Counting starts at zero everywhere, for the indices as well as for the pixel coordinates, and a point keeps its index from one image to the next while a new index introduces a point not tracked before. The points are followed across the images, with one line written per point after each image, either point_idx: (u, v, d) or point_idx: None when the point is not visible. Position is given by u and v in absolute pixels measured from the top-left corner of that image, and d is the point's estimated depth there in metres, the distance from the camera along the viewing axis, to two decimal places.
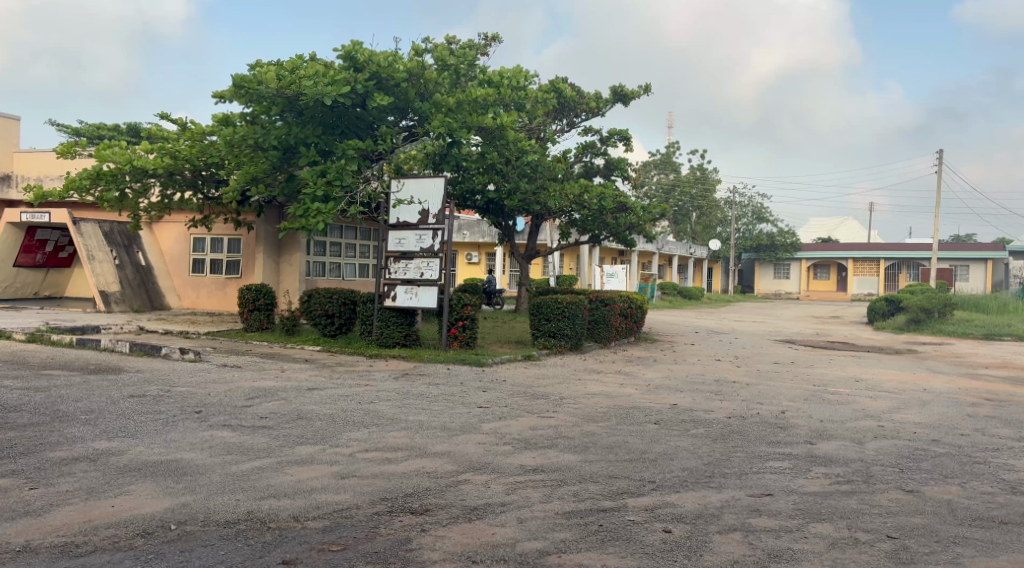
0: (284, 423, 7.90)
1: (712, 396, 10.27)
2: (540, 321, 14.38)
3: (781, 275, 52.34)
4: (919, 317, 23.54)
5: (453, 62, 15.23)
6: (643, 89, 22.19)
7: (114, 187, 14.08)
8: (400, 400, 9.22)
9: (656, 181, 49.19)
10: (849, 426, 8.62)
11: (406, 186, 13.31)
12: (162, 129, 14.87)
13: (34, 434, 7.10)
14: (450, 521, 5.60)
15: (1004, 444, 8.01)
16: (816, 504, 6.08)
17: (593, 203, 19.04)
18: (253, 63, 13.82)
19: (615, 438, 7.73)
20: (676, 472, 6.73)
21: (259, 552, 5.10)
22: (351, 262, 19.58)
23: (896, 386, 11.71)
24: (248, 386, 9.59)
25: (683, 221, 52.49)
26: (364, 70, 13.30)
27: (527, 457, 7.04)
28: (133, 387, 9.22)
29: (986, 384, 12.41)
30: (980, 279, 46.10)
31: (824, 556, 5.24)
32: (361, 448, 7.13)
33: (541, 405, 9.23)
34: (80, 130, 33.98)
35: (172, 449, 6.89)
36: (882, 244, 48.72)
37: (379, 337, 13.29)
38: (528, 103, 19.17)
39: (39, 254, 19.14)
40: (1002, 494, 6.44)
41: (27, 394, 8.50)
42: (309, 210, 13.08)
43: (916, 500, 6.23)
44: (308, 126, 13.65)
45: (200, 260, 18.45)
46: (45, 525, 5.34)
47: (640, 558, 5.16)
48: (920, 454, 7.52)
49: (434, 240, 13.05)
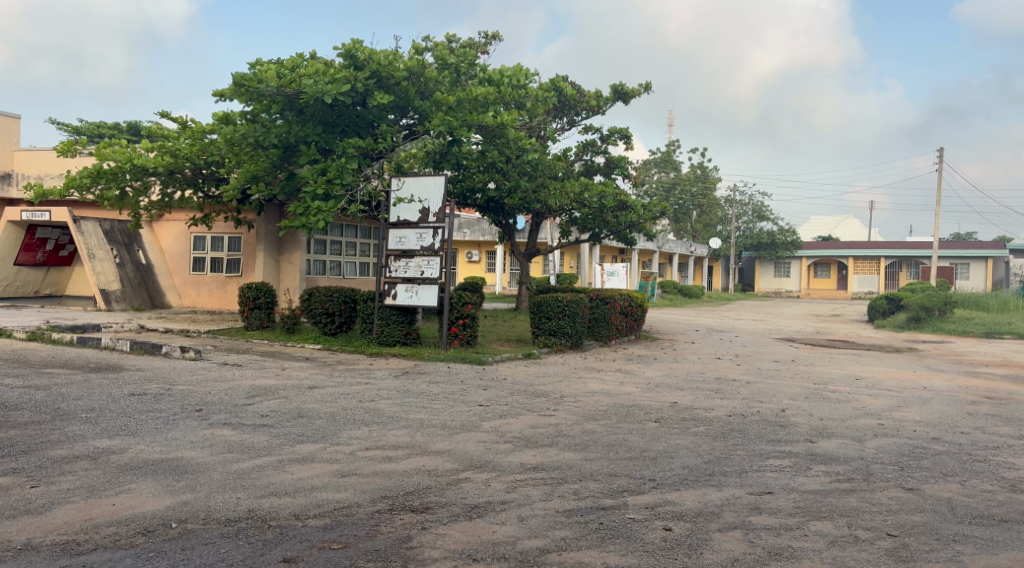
0: (284, 422, 7.90)
1: (712, 394, 10.25)
2: (540, 320, 14.38)
3: (782, 273, 52.33)
4: (919, 315, 23.52)
5: (453, 61, 15.21)
6: (643, 87, 22.16)
7: (114, 185, 14.06)
8: (401, 398, 9.22)
9: (656, 180, 49.21)
10: (848, 425, 8.62)
11: (407, 185, 13.34)
12: (162, 128, 14.86)
13: (34, 433, 7.10)
14: (451, 519, 5.61)
15: (1004, 443, 8.01)
16: (816, 502, 6.08)
17: (593, 201, 19.03)
18: (253, 62, 13.80)
19: (615, 437, 7.73)
20: (675, 470, 6.73)
21: (259, 551, 5.10)
22: (351, 260, 19.59)
23: (895, 385, 11.69)
24: (249, 385, 9.60)
25: (683, 219, 52.45)
26: (364, 68, 13.32)
27: (527, 456, 7.04)
28: (133, 386, 9.21)
29: (986, 382, 12.40)
30: (980, 278, 46.05)
31: (824, 554, 5.25)
32: (361, 447, 7.14)
33: (541, 404, 9.23)
34: (80, 130, 34.00)
35: (172, 447, 6.90)
36: (883, 243, 48.70)
37: (379, 336, 13.29)
38: (528, 101, 19.16)
39: (39, 253, 19.15)
40: (1002, 492, 6.44)
41: (28, 393, 8.51)
42: (309, 208, 13.03)
43: (916, 498, 6.24)
44: (308, 125, 13.66)
45: (200, 258, 18.45)
46: (46, 523, 5.34)
47: (640, 557, 5.16)
48: (920, 452, 7.52)
49: (434, 239, 13.05)
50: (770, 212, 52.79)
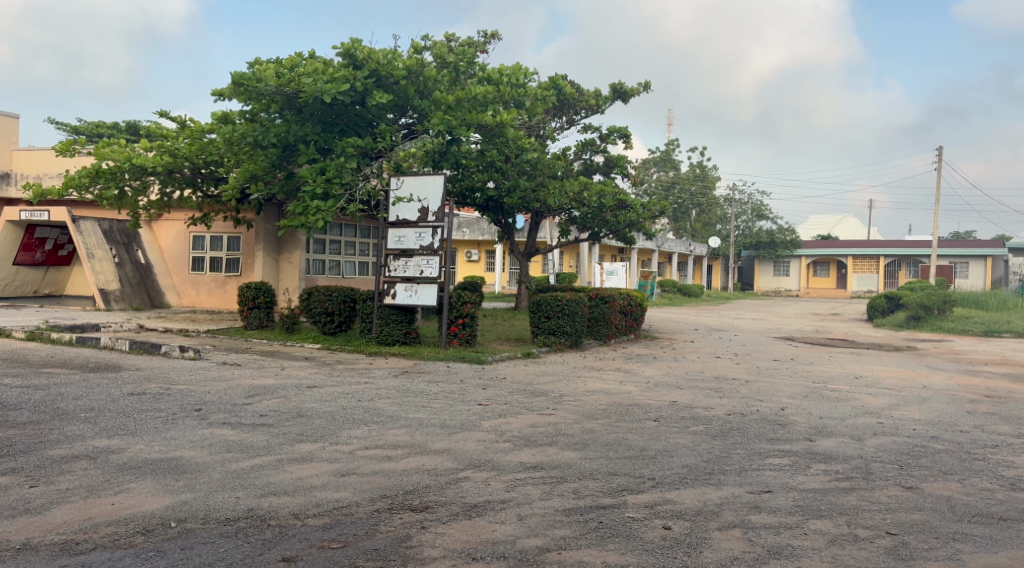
0: (284, 421, 7.90)
1: (712, 393, 10.25)
2: (540, 319, 14.38)
3: (782, 272, 52.26)
4: (919, 314, 23.55)
5: (452, 60, 15.18)
6: (642, 86, 22.10)
7: (113, 185, 14.04)
8: (400, 397, 9.21)
9: (655, 179, 49.55)
10: (848, 423, 8.64)
11: (407, 184, 13.34)
12: (161, 127, 14.88)
13: (33, 433, 7.09)
14: (451, 518, 5.61)
15: (1003, 440, 8.03)
16: (816, 501, 6.09)
17: (593, 200, 18.94)
18: (252, 61, 13.79)
19: (615, 436, 7.73)
20: (675, 470, 6.72)
21: (259, 550, 5.10)
22: (350, 259, 19.56)
23: (895, 383, 11.67)
24: (249, 384, 9.60)
25: (682, 218, 52.50)
26: (363, 67, 13.34)
27: (527, 454, 7.04)
28: (132, 385, 9.20)
29: (987, 381, 12.37)
30: (980, 277, 46.04)
31: (823, 552, 5.25)
32: (361, 446, 7.13)
33: (541, 403, 9.23)
34: (79, 129, 34.03)
35: (172, 447, 6.88)
36: (882, 242, 48.72)
37: (378, 335, 13.29)
38: (528, 101, 19.18)
39: (38, 253, 19.17)
40: (1001, 490, 6.45)
41: (27, 393, 8.49)
42: (309, 208, 13.02)
43: (916, 496, 6.24)
44: (308, 124, 13.64)
45: (200, 258, 18.45)
46: (45, 523, 5.34)
47: (640, 555, 5.16)
48: (919, 450, 7.53)
49: (434, 238, 13.04)
50: (770, 211, 52.73)
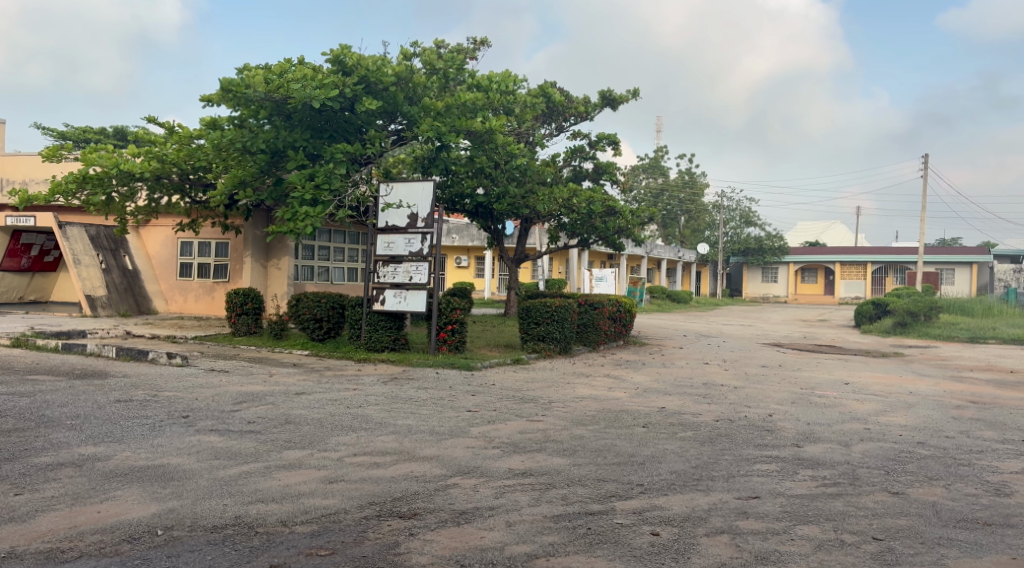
0: (272, 427, 7.88)
1: (700, 399, 10.28)
2: (529, 325, 14.38)
3: (769, 278, 52.48)
4: (905, 320, 23.68)
5: (442, 66, 14.96)
6: (631, 93, 22.17)
7: (101, 191, 13.96)
8: (389, 404, 9.19)
9: (644, 186, 50.61)
10: (835, 428, 8.68)
11: (396, 190, 13.27)
12: (149, 133, 14.79)
13: (17, 440, 7.05)
14: (439, 525, 5.60)
15: (988, 446, 8.07)
16: (804, 507, 6.11)
17: (582, 207, 18.80)
18: (241, 67, 13.81)
19: (603, 442, 7.74)
20: (664, 475, 6.74)
21: (246, 557, 5.10)
22: (340, 265, 19.42)
23: (882, 390, 11.73)
24: (236, 391, 9.58)
25: (671, 225, 53.22)
26: (353, 74, 13.38)
27: (515, 461, 7.03)
28: (119, 392, 9.14)
29: (971, 386, 12.45)
30: (965, 283, 46.51)
31: (810, 557, 5.27)
32: (349, 453, 7.12)
33: (530, 409, 9.23)
34: (66, 134, 34.03)
35: (159, 454, 6.86)
36: (869, 248, 48.95)
37: (367, 341, 13.26)
38: (518, 108, 19.21)
39: (24, 258, 19.09)
40: (986, 495, 6.48)
41: (13, 399, 8.47)
42: (297, 213, 13.11)
43: (901, 501, 6.28)
44: (297, 130, 13.55)
45: (188, 263, 18.38)
46: (31, 531, 5.31)
47: (628, 561, 5.18)
48: (905, 456, 7.56)
49: (423, 244, 12.99)
50: (758, 217, 52.79)
